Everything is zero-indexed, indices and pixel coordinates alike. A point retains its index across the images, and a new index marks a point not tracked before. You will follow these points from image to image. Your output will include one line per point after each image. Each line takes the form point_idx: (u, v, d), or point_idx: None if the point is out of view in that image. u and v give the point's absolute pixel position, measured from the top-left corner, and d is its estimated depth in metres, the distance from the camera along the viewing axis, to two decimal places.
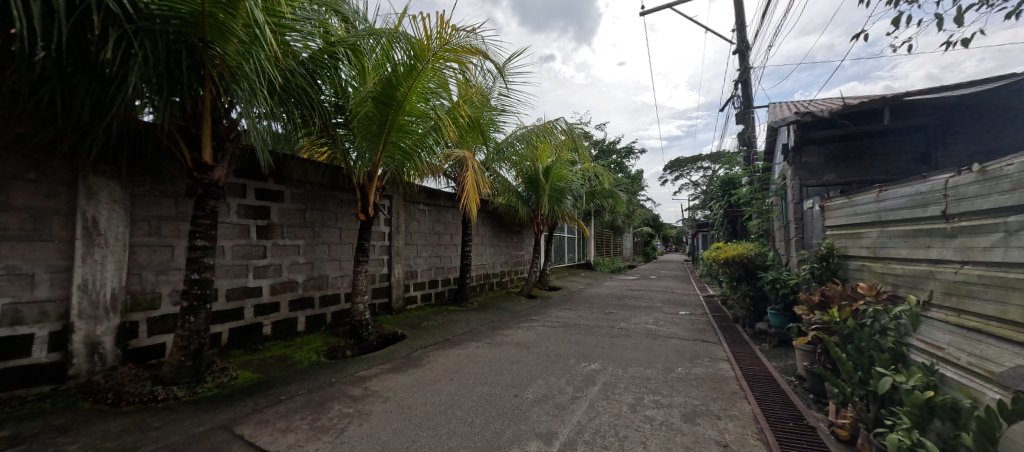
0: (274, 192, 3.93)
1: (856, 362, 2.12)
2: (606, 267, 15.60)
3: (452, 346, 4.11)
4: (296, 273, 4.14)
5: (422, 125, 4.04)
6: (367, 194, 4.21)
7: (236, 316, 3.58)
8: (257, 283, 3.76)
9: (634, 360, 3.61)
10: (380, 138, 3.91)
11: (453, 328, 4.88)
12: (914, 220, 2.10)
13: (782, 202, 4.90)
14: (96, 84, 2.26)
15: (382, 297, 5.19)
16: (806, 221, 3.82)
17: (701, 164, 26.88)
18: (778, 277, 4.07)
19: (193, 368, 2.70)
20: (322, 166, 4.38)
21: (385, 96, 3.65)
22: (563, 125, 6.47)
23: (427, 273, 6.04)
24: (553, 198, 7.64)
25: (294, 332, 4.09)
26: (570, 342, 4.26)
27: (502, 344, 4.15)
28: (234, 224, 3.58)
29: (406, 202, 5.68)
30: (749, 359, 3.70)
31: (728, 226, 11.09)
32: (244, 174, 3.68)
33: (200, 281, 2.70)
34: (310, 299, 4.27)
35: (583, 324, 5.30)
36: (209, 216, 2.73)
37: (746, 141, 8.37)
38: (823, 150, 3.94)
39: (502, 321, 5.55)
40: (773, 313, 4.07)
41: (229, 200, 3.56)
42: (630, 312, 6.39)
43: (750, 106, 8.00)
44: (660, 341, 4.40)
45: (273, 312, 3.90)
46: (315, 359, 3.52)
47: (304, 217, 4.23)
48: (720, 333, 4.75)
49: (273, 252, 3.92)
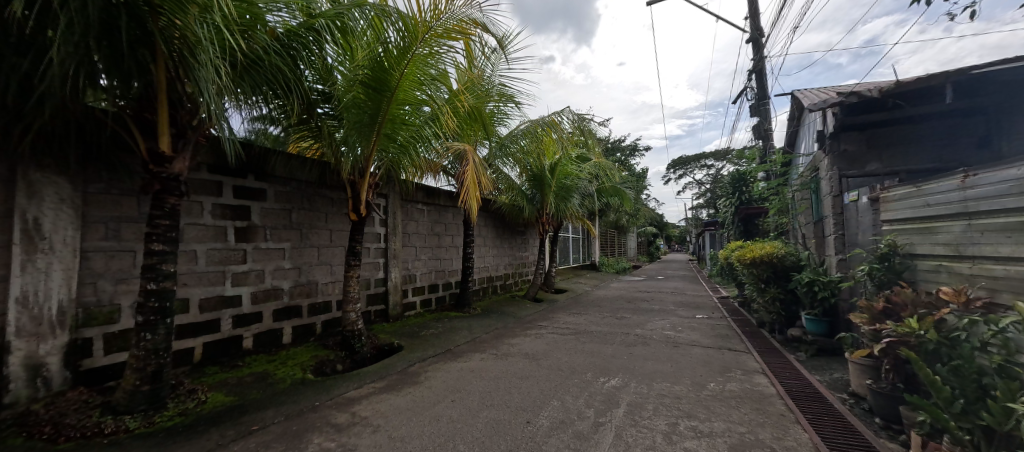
0: (255, 190, 3.56)
1: (957, 389, 1.72)
2: (611, 268, 15.17)
3: (453, 358, 3.72)
4: (281, 280, 3.75)
5: (417, 116, 3.67)
6: (358, 191, 3.82)
7: (212, 329, 3.19)
8: (236, 292, 3.38)
9: (658, 374, 3.20)
10: (370, 129, 3.54)
11: (454, 337, 4.48)
12: (1020, 210, 1.71)
13: (812, 196, 4.49)
14: (20, 58, 1.88)
15: (378, 303, 4.81)
16: (848, 216, 3.42)
17: (705, 162, 26.42)
18: (816, 279, 3.65)
19: (151, 393, 2.31)
20: (310, 162, 4.01)
21: (376, 81, 3.28)
22: (571, 114, 6.02)
23: (426, 277, 5.65)
24: (558, 196, 7.26)
25: (278, 344, 3.70)
26: (584, 352, 3.86)
27: (510, 356, 3.76)
28: (209, 226, 3.21)
29: (403, 201, 5.31)
30: (786, 372, 3.28)
31: (739, 225, 10.67)
32: (220, 170, 3.31)
33: (159, 291, 2.30)
34: (297, 308, 3.89)
35: (595, 331, 4.89)
36: (169, 216, 2.35)
37: (761, 134, 7.96)
38: (864, 135, 3.50)
39: (508, 328, 5.15)
40: (809, 319, 3.67)
41: (203, 199, 3.19)
42: (643, 316, 5.98)
43: (765, 97, 7.60)
44: (683, 351, 3.99)
45: (255, 322, 3.51)
46: (300, 377, 3.13)
47: (290, 218, 3.86)
48: (747, 340, 4.33)
49: (254, 256, 3.54)
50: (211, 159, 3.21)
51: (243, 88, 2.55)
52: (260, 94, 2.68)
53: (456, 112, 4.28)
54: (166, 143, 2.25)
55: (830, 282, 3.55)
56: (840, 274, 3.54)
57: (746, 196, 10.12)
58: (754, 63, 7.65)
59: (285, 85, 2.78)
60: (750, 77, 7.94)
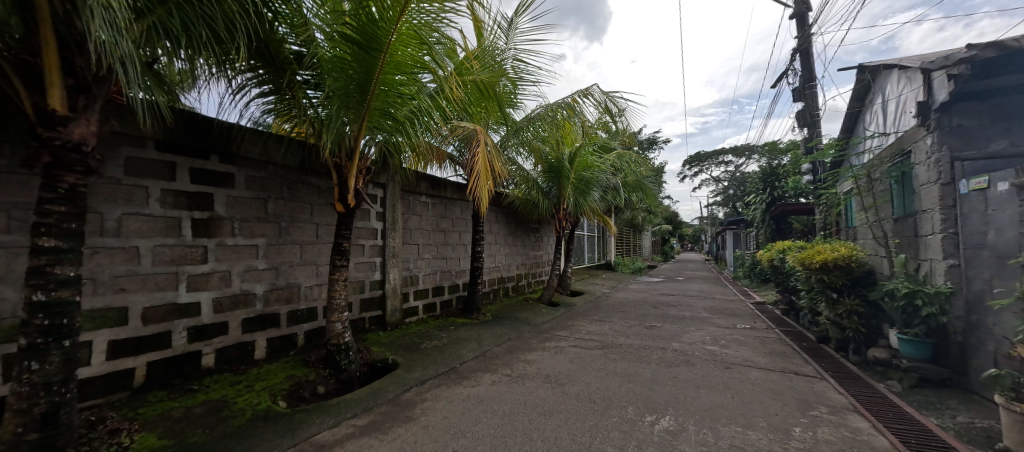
0: (220, 174, 2.94)
1: None
2: (627, 269, 14.30)
3: (458, 381, 3.05)
4: (253, 283, 3.13)
5: (419, 88, 3.02)
6: (345, 177, 3.16)
7: (161, 344, 2.59)
8: (193, 298, 2.76)
9: (720, 412, 2.48)
10: (360, 100, 2.91)
11: (460, 350, 3.81)
12: None
13: (896, 187, 3.70)
14: None
15: (373, 309, 4.17)
16: (970, 210, 2.65)
17: (723, 159, 24.94)
18: (917, 290, 2.89)
19: (41, 444, 1.67)
20: (289, 142, 3.37)
21: (364, 38, 2.61)
22: (597, 93, 5.07)
23: (429, 278, 5.00)
24: (577, 189, 6.54)
25: (250, 360, 3.07)
26: (617, 375, 3.14)
27: (527, 379, 3.07)
28: (157, 218, 2.61)
29: (404, 192, 4.65)
30: (887, 410, 2.54)
31: (771, 223, 9.78)
32: (173, 148, 2.69)
33: (50, 305, 1.67)
34: (273, 316, 3.26)
35: (624, 345, 4.18)
36: (68, 200, 1.71)
37: (805, 121, 7.10)
38: (989, 106, 2.73)
39: (522, 339, 4.46)
40: (904, 340, 2.95)
41: (150, 184, 2.58)
42: (676, 326, 5.20)
43: (813, 79, 6.75)
44: (737, 373, 3.26)
45: (219, 335, 2.89)
46: (265, 407, 2.49)
47: (265, 210, 3.22)
48: (812, 361, 3.58)
49: (218, 255, 2.92)
50: (159, 133, 2.59)
51: (174, 27, 1.91)
52: (201, 39, 2.03)
53: (466, 86, 3.62)
54: (57, 98, 1.63)
55: (937, 294, 2.79)
56: (950, 285, 2.79)
57: (778, 190, 9.60)
58: (799, 41, 6.81)
59: (236, 27, 2.13)
60: (793, 58, 7.09)
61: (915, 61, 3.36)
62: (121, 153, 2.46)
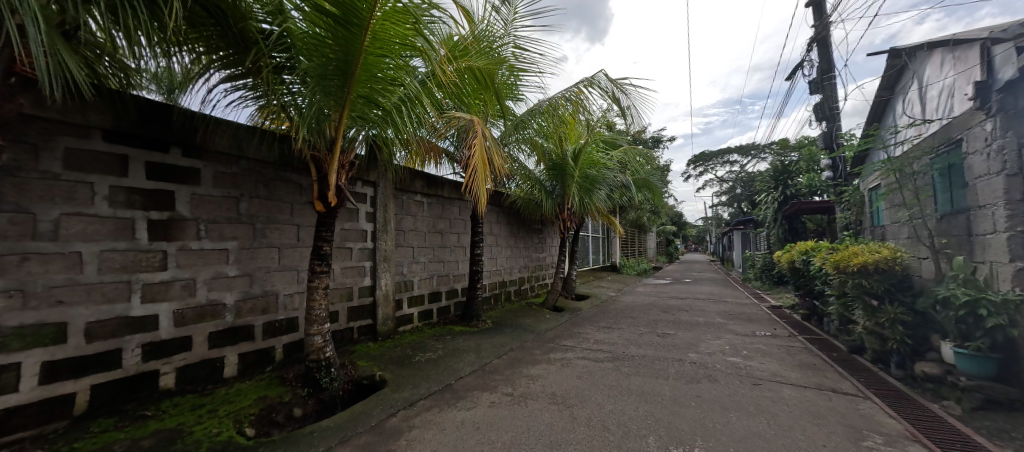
0: (182, 169, 2.59)
1: None
2: (632, 270, 13.91)
3: (453, 403, 2.70)
4: (223, 292, 2.78)
5: (408, 74, 2.69)
6: (325, 173, 2.81)
7: (108, 364, 2.25)
8: (149, 311, 2.42)
9: (757, 443, 2.12)
10: (341, 85, 2.57)
11: (456, 364, 3.45)
12: None
13: (943, 181, 3.32)
14: None
15: (362, 318, 3.82)
16: None
17: (728, 159, 24.49)
18: (980, 297, 2.53)
19: None
20: (264, 134, 3.02)
21: (343, 13, 2.26)
22: (604, 82, 4.60)
23: (425, 283, 4.65)
24: (582, 188, 6.19)
25: (218, 379, 2.73)
26: (631, 393, 2.78)
27: (531, 399, 2.71)
28: (106, 219, 2.28)
29: (397, 191, 4.30)
30: (953, 441, 2.17)
31: (784, 223, 9.37)
32: (126, 139, 2.36)
33: None
34: (247, 329, 2.91)
35: (637, 356, 3.80)
36: None
37: (822, 114, 6.70)
38: None
39: (525, 349, 4.10)
40: (963, 355, 2.59)
41: (96, 181, 2.26)
42: (691, 333, 4.82)
43: (832, 70, 6.37)
44: (767, 391, 2.90)
45: (180, 352, 2.55)
46: (226, 438, 2.14)
47: (237, 210, 2.88)
48: (849, 375, 3.20)
49: (181, 261, 2.58)
50: (107, 121, 2.27)
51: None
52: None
53: (463, 73, 3.26)
54: None
55: (1004, 303, 2.45)
56: (1019, 292, 2.44)
57: (792, 188, 9.19)
58: (816, 31, 6.43)
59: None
60: (810, 49, 6.72)
61: (972, 36, 2.97)
62: (59, 144, 2.14)
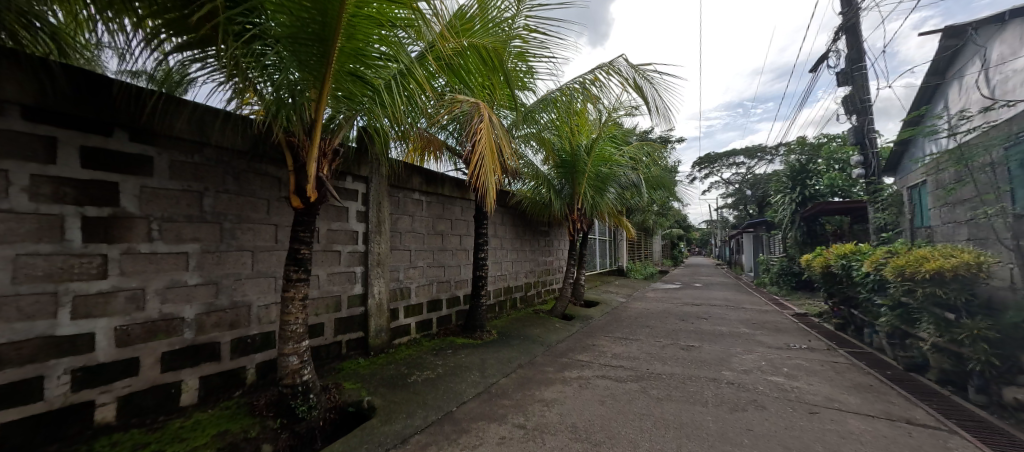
0: (128, 156, 2.15)
1: None
2: (639, 274, 13.42)
3: (454, 439, 2.23)
4: (181, 304, 2.34)
5: (402, 44, 2.23)
6: (303, 162, 2.34)
7: (25, 397, 1.82)
8: (84, 329, 1.98)
9: None
10: (320, 57, 2.12)
11: (457, 386, 2.98)
12: None
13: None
14: None
15: (349, 331, 3.35)
16: None
17: (735, 160, 23.91)
18: None
19: None
20: (232, 117, 2.57)
21: None
22: (625, 68, 4.11)
23: (423, 291, 4.20)
24: (594, 187, 5.73)
25: (174, 408, 2.28)
26: (668, 427, 2.32)
27: (548, 434, 2.24)
28: (27, 215, 1.84)
29: (391, 188, 3.86)
30: None
31: (804, 225, 8.87)
32: (53, 118, 1.93)
33: None
34: (210, 346, 2.46)
35: (665, 374, 3.34)
36: None
37: (853, 108, 6.20)
38: None
39: (535, 366, 3.64)
40: None
41: (13, 168, 1.82)
42: (718, 346, 4.35)
43: (863, 59, 5.87)
44: (828, 420, 2.44)
45: (124, 377, 2.11)
46: None
47: (199, 206, 2.43)
48: (918, 400, 2.73)
49: (127, 267, 2.14)
50: (28, 96, 1.85)
51: None
52: None
53: (467, 49, 2.81)
54: None
55: None
56: None
57: (813, 189, 8.68)
58: (845, 18, 5.94)
59: None
60: (838, 38, 6.23)
61: None
62: None
